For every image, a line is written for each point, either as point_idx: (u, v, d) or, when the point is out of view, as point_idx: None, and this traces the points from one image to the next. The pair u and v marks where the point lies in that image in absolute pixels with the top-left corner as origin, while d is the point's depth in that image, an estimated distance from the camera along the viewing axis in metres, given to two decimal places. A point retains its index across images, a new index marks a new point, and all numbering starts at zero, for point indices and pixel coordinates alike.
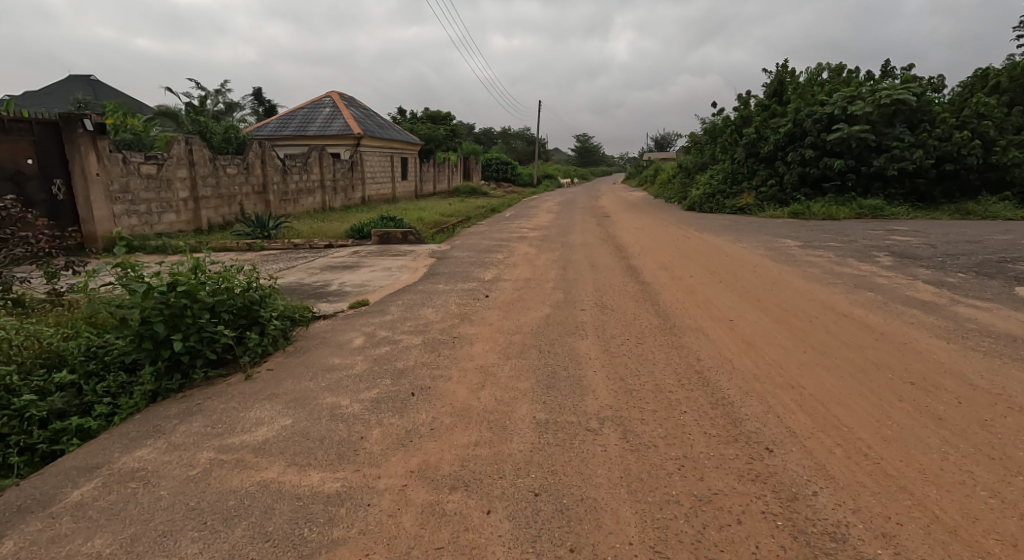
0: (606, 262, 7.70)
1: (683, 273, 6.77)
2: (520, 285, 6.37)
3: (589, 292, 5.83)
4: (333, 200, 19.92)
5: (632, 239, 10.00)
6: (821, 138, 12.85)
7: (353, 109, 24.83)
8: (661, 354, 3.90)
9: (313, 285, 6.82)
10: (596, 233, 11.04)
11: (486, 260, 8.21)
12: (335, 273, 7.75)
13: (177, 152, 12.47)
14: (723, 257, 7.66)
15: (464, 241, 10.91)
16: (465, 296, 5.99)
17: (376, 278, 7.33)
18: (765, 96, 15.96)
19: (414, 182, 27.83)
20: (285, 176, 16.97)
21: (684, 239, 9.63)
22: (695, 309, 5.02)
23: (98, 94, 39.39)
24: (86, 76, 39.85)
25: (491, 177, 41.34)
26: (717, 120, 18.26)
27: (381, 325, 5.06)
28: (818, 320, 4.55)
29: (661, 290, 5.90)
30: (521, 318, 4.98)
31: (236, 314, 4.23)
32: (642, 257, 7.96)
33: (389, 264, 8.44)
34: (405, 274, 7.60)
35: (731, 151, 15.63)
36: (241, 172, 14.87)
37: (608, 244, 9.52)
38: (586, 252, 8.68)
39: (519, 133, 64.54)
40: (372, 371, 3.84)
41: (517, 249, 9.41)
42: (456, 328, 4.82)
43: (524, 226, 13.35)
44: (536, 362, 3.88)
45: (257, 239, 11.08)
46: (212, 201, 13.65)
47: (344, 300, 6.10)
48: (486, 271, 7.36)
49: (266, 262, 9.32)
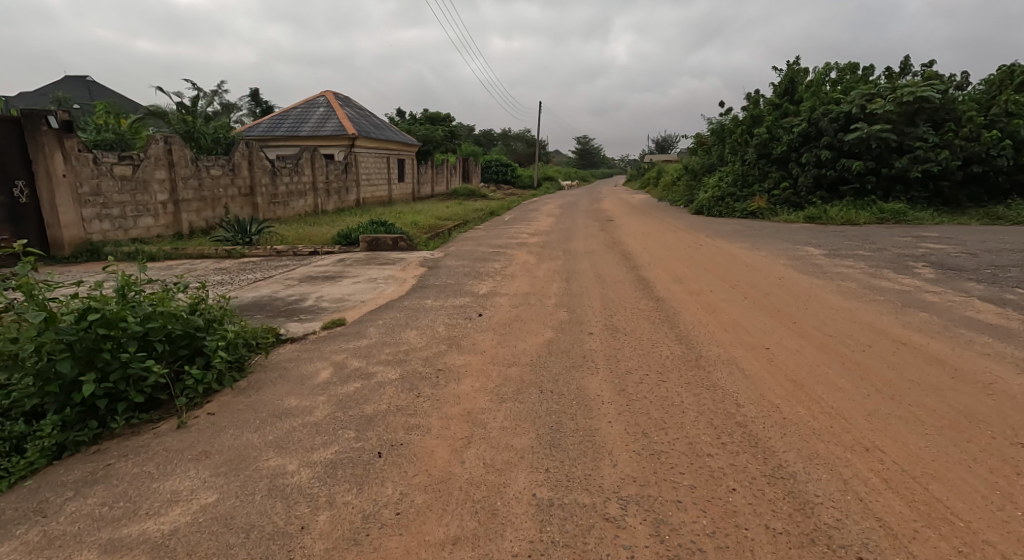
0: (613, 272, 6.99)
1: (701, 286, 6.05)
2: (518, 300, 5.66)
3: (597, 310, 5.11)
4: (326, 203, 19.22)
5: (640, 246, 9.28)
6: (838, 138, 12.13)
7: (348, 109, 24.16)
8: (689, 396, 3.18)
9: (286, 301, 6.09)
10: (600, 239, 10.32)
11: (481, 270, 7.49)
12: (314, 285, 7.03)
13: (155, 152, 11.78)
14: (743, 268, 6.93)
15: (459, 248, 10.19)
16: (456, 314, 5.27)
17: (359, 292, 6.60)
18: (776, 95, 15.26)
19: (411, 185, 27.15)
20: (275, 178, 16.29)
21: (696, 246, 8.91)
22: (722, 333, 4.30)
23: (94, 96, 38.86)
24: (80, 77, 39.31)
25: (490, 179, 40.65)
26: (724, 120, 17.56)
27: (355, 352, 4.32)
28: (871, 348, 3.83)
29: (679, 306, 5.18)
30: (519, 344, 4.25)
31: (174, 343, 3.51)
32: (654, 267, 7.23)
33: (376, 274, 7.71)
34: (392, 286, 6.88)
35: (741, 152, 14.90)
36: (227, 173, 14.18)
37: (615, 252, 8.81)
38: (590, 261, 7.96)
39: (519, 135, 63.85)
40: (332, 419, 3.11)
41: (515, 257, 8.69)
42: (442, 356, 4.10)
43: (524, 231, 12.63)
44: (536, 407, 3.15)
45: (237, 245, 10.37)
46: (194, 204, 12.97)
47: (318, 319, 5.36)
48: (480, 284, 6.64)
49: (244, 271, 8.62)
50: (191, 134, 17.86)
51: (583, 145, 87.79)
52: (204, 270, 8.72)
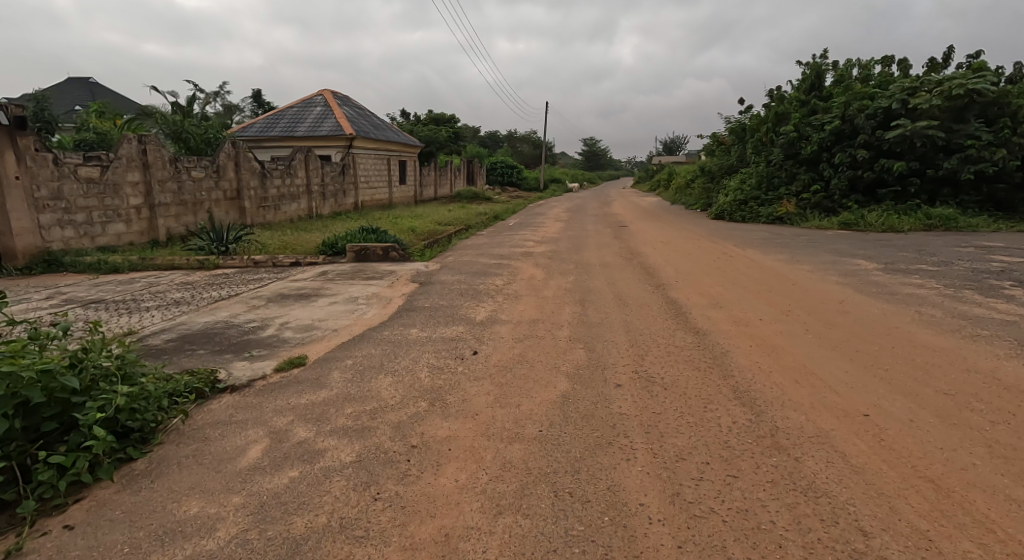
0: (636, 292, 5.91)
1: (745, 312, 4.95)
2: (523, 331, 4.60)
3: (623, 349, 4.03)
4: (321, 207, 18.26)
5: (663, 258, 8.19)
6: (876, 136, 11.01)
7: (346, 108, 23.23)
8: (782, 510, 2.09)
9: (242, 330, 5.04)
10: (615, 249, 9.27)
11: (479, 288, 6.45)
12: (283, 306, 5.98)
13: (126, 151, 10.82)
14: (788, 288, 5.86)
15: (457, 258, 9.14)
16: (445, 351, 4.22)
17: (333, 316, 5.54)
18: (801, 91, 14.19)
19: (413, 187, 26.25)
20: (265, 180, 15.34)
21: (726, 259, 7.85)
22: (796, 388, 3.19)
23: (98, 96, 38.44)
24: (82, 79, 38.84)
25: (495, 182, 39.65)
26: (744, 117, 16.48)
27: (306, 412, 3.25)
28: (1019, 421, 2.70)
29: (723, 344, 4.08)
30: (525, 403, 3.20)
31: (34, 416, 2.48)
32: (683, 286, 6.15)
33: (359, 292, 6.66)
34: (374, 308, 5.84)
35: (765, 153, 13.79)
36: (211, 175, 13.23)
37: (633, 265, 7.74)
38: (605, 277, 6.89)
39: (525, 137, 63.03)
40: (238, 546, 2.06)
41: (520, 271, 7.63)
42: (419, 422, 3.03)
43: (529, 238, 11.59)
44: (549, 527, 2.08)
45: (212, 254, 9.38)
46: (172, 209, 12.04)
47: (273, 357, 4.30)
48: (478, 306, 5.59)
49: (212, 286, 7.62)
50: (180, 134, 16.99)
51: (590, 146, 86.75)
52: (168, 285, 7.73)
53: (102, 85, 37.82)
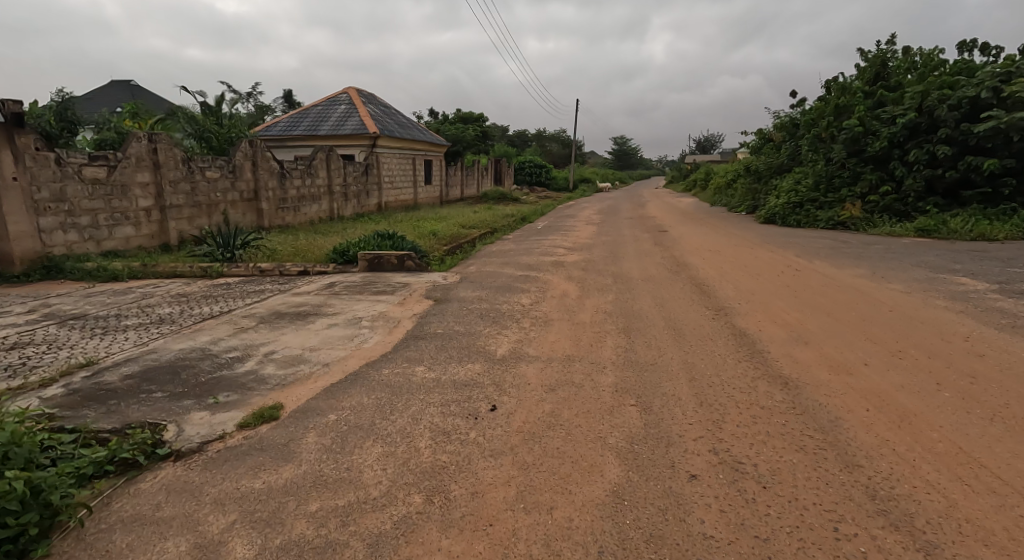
0: (692, 318, 4.88)
1: (842, 353, 3.85)
2: (555, 377, 3.64)
3: (692, 412, 3.01)
4: (343, 208, 17.64)
5: (716, 271, 7.09)
6: (960, 130, 9.76)
7: (371, 106, 22.65)
8: None
9: (217, 362, 4.20)
10: (657, 259, 8.22)
11: (502, 309, 5.51)
12: (274, 329, 5.15)
13: (136, 151, 10.25)
14: (884, 314, 4.77)
15: (479, 268, 8.24)
16: (454, 405, 3.30)
17: (328, 344, 4.67)
18: (863, 81, 12.88)
19: (439, 187, 25.58)
20: (284, 180, 14.74)
21: (791, 273, 6.76)
22: (972, 502, 2.13)
23: (136, 96, 39.01)
24: (123, 81, 39.36)
25: (523, 182, 38.66)
26: (795, 111, 15.17)
27: (258, 506, 2.36)
28: None
29: (828, 406, 3.02)
30: (565, 504, 2.26)
31: None
32: (749, 310, 5.09)
33: (366, 310, 5.83)
34: (378, 335, 4.96)
35: (823, 150, 12.43)
36: (226, 175, 12.68)
37: (681, 279, 6.70)
38: (650, 295, 5.87)
39: (554, 137, 61.96)
40: None
41: (549, 286, 6.66)
42: (410, 535, 2.11)
43: (560, 244, 10.64)
44: None
45: (216, 261, 8.68)
46: (184, 211, 11.47)
47: (240, 406, 3.42)
48: (500, 335, 4.65)
49: (209, 299, 6.88)
50: (202, 134, 16.58)
51: (620, 144, 84.88)
52: (163, 297, 7.02)
53: (139, 87, 38.21)
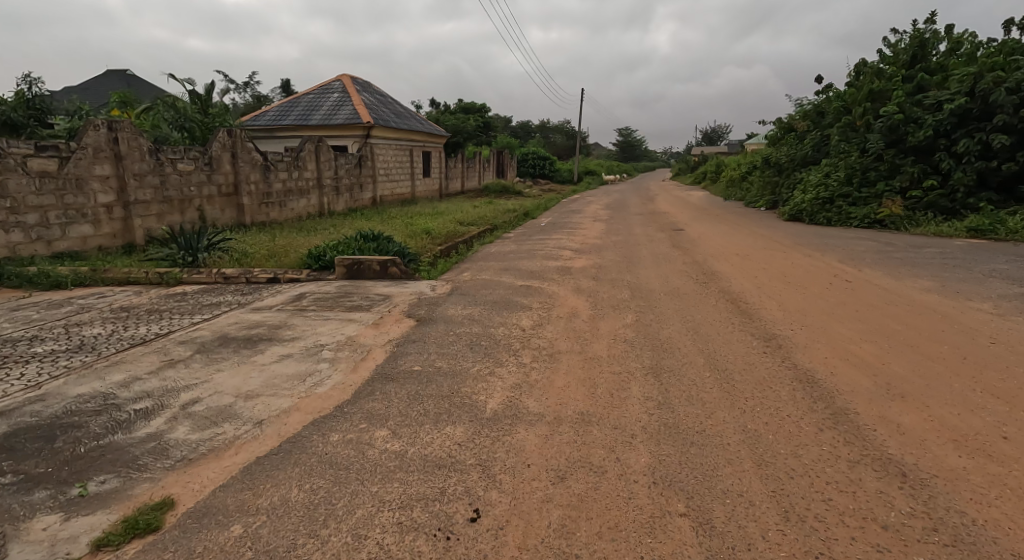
0: (738, 354, 3.84)
1: (960, 417, 2.80)
2: (566, 456, 2.60)
3: (776, 537, 1.97)
4: (334, 202, 16.61)
5: (751, 283, 6.05)
6: (1019, 117, 8.70)
7: (365, 94, 21.51)
8: None
9: (114, 419, 3.14)
10: (678, 265, 7.18)
11: (497, 336, 4.48)
12: (211, 361, 4.09)
13: (93, 140, 9.19)
14: (988, 348, 3.73)
15: (474, 276, 7.20)
16: (418, 509, 2.26)
17: (271, 388, 3.61)
18: (900, 64, 11.74)
19: (438, 180, 24.51)
20: (268, 173, 13.69)
21: (842, 285, 5.73)
22: None
23: (132, 85, 37.92)
24: (118, 69, 38.18)
25: (526, 174, 37.52)
26: (821, 99, 14.02)
27: None
28: None
29: (987, 527, 1.96)
30: None
31: None
32: (808, 340, 4.05)
33: (332, 334, 4.79)
34: (338, 372, 3.92)
35: (856, 140, 11.30)
36: (201, 168, 11.64)
37: (712, 292, 5.67)
38: (679, 315, 4.84)
39: (558, 128, 60.71)
40: None
41: (555, 301, 5.62)
42: None
43: (567, 245, 9.61)
44: None
45: (175, 265, 7.64)
46: (152, 207, 10.44)
47: (113, 502, 2.37)
48: (492, 378, 3.61)
49: (154, 314, 5.86)
50: (182, 123, 15.50)
51: (625, 135, 83.43)
52: (101, 311, 5.98)
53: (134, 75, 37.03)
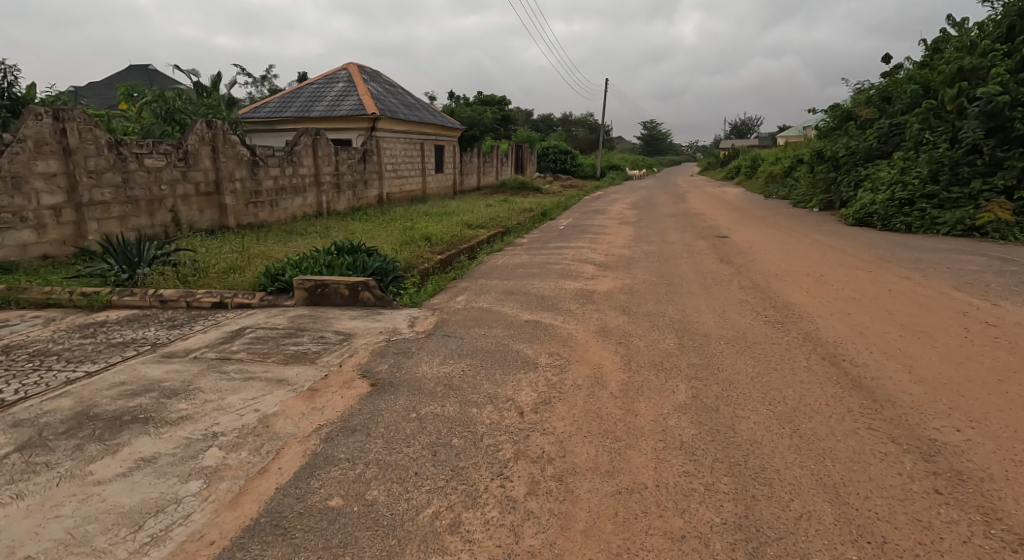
0: (890, 493, 2.22)
1: None
2: None
3: None
4: (335, 201, 15.21)
5: (846, 327, 4.36)
6: None
7: (373, 84, 20.09)
8: None
9: None
10: (735, 293, 5.52)
11: (478, 430, 2.91)
12: (23, 474, 2.58)
13: (34, 132, 7.85)
14: None
15: (470, 305, 5.65)
16: None
17: (70, 552, 2.06)
18: (996, 37, 9.89)
19: (452, 176, 23.01)
20: (257, 170, 12.32)
21: (987, 331, 4.06)
22: None
23: (151, 80, 37.42)
24: (140, 64, 37.72)
25: (547, 168, 35.69)
26: (889, 82, 12.13)
27: None
28: None
29: None
30: None
31: None
32: (1003, 461, 2.40)
33: (242, 411, 3.24)
34: (209, 505, 2.36)
35: (942, 129, 9.64)
36: (174, 164, 10.29)
37: (798, 342, 4.05)
38: (757, 392, 3.20)
39: (581, 121, 58.71)
40: None
41: (571, 353, 4.02)
42: None
43: (590, 257, 7.99)
44: None
45: (103, 285, 6.20)
46: (112, 209, 9.12)
47: None
48: (453, 541, 2.06)
49: (39, 358, 4.41)
50: (171, 115, 14.21)
51: (650, 129, 80.83)
52: None
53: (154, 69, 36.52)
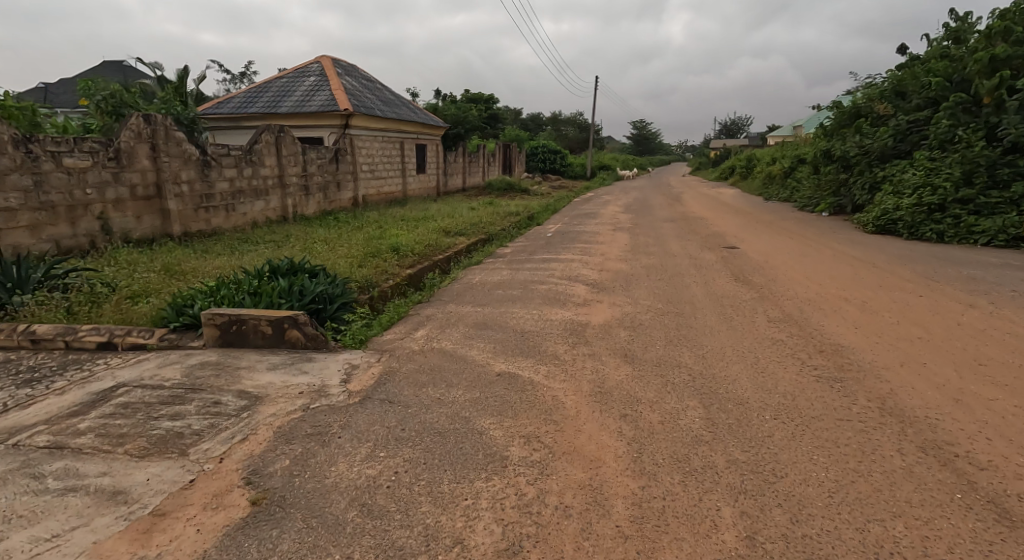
0: None
1: None
2: None
3: None
4: (303, 204, 13.89)
5: (934, 389, 3.18)
6: None
7: (347, 79, 18.74)
8: None
9: None
10: (768, 331, 4.33)
11: None
12: None
13: None
14: None
15: (428, 347, 4.40)
16: None
17: None
18: None
19: (435, 176, 21.72)
20: (208, 170, 10.96)
21: None
22: None
23: (126, 76, 35.66)
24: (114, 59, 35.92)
25: (536, 168, 34.44)
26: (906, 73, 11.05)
27: None
28: None
29: None
30: None
31: None
32: None
33: None
34: None
35: (975, 124, 8.61)
36: (103, 164, 8.93)
37: (876, 418, 2.86)
38: (850, 533, 2.01)
39: (570, 120, 57.59)
40: None
41: (556, 440, 2.79)
42: None
43: (582, 273, 6.78)
44: None
45: None
46: (20, 216, 7.75)
47: None
48: None
49: None
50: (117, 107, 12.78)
51: (640, 128, 79.97)
52: None
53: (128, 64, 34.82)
